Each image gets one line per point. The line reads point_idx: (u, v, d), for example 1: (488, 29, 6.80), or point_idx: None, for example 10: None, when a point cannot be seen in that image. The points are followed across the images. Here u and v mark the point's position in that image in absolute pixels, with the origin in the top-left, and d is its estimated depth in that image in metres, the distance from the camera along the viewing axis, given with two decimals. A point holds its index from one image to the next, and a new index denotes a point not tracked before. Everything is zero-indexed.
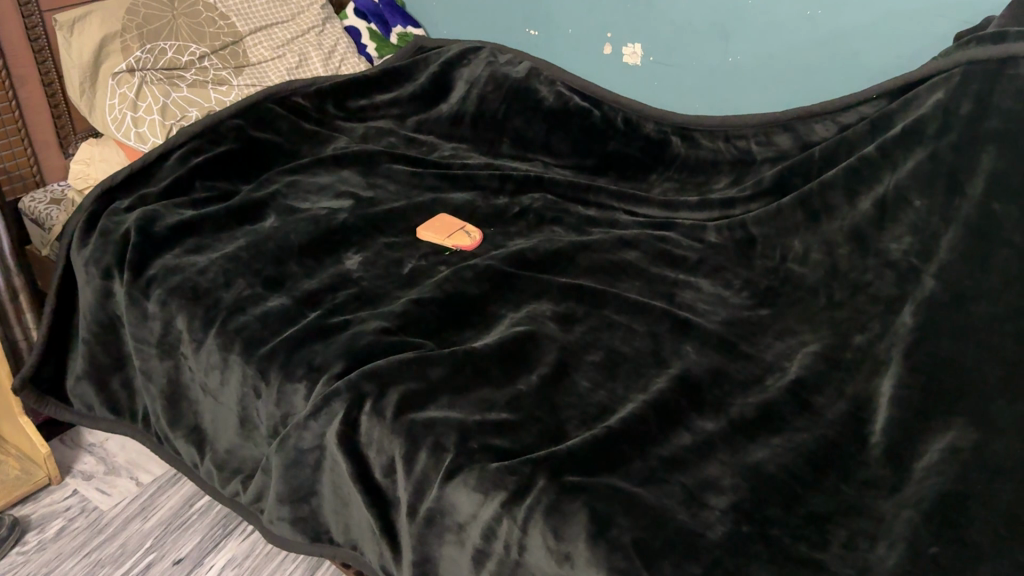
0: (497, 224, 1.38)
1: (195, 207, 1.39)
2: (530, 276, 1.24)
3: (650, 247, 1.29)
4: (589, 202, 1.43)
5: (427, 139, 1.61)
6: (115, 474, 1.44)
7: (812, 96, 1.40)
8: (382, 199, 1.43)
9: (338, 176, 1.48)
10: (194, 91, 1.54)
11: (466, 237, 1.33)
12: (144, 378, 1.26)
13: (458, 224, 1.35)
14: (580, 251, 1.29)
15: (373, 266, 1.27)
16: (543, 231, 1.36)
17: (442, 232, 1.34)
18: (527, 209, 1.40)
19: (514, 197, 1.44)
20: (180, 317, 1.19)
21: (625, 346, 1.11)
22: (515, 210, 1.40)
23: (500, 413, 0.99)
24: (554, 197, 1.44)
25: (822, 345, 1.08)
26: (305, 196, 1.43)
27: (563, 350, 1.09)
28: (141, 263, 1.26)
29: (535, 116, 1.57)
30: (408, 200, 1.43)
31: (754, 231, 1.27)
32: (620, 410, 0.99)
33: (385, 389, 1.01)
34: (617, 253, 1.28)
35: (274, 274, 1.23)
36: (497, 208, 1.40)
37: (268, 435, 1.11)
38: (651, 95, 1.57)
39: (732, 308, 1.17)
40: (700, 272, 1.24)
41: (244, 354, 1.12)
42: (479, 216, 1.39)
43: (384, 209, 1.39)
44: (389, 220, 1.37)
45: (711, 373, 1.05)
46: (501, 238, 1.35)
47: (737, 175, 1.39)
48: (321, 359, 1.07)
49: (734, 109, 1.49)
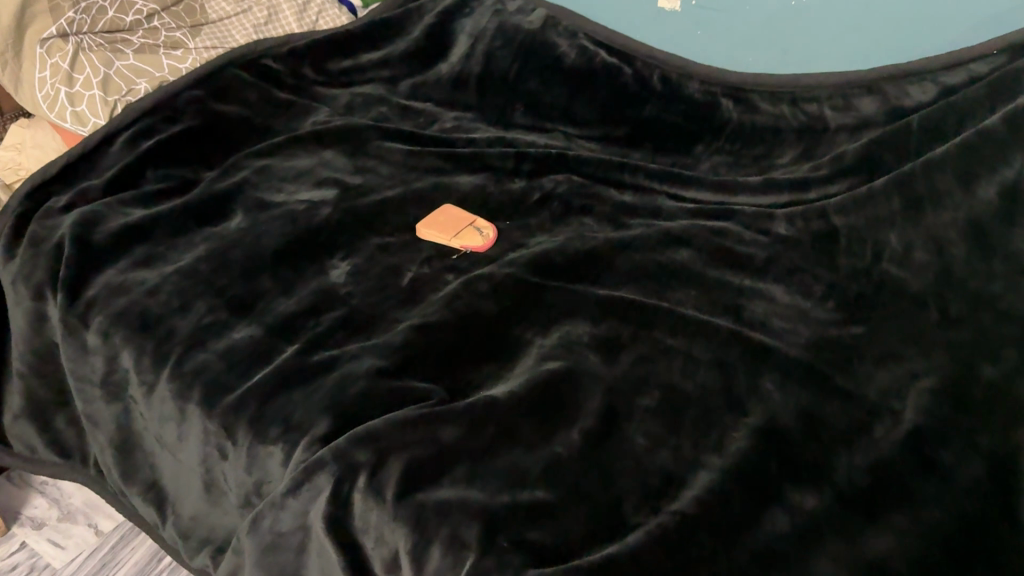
0: (515, 216, 1.13)
1: (147, 203, 1.14)
2: (560, 286, 0.99)
3: (706, 243, 1.05)
4: (624, 183, 1.18)
5: (424, 106, 1.35)
6: (69, 521, 1.22)
7: (892, 53, 1.15)
8: (372, 186, 1.18)
9: (319, 159, 1.22)
10: (142, 58, 1.28)
11: (477, 236, 1.08)
12: (88, 422, 1.02)
13: (466, 219, 1.10)
14: (619, 252, 1.04)
15: (365, 277, 1.02)
16: (570, 224, 1.11)
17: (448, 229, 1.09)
18: (550, 195, 1.15)
19: (535, 179, 1.19)
20: (126, 353, 0.95)
21: (686, 382, 0.87)
22: (535, 198, 1.15)
23: (535, 491, 0.75)
24: (581, 178, 1.18)
25: (940, 378, 0.85)
26: (279, 185, 1.18)
27: (610, 392, 0.85)
28: (79, 282, 1.01)
29: (554, 76, 1.31)
30: (405, 187, 1.17)
31: (836, 221, 1.03)
32: (691, 481, 0.76)
33: (383, 460, 0.77)
34: (665, 253, 1.04)
35: (241, 293, 0.98)
36: (515, 197, 1.16)
37: (240, 506, 0.89)
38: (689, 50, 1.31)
39: (816, 324, 0.94)
40: (769, 276, 1.00)
41: (203, 405, 0.88)
42: (492, 206, 1.15)
43: (376, 200, 1.14)
44: (382, 215, 1.13)
45: (803, 421, 0.82)
46: (520, 233, 1.10)
47: (805, 148, 1.14)
48: (301, 414, 0.84)
49: (796, 65, 1.23)
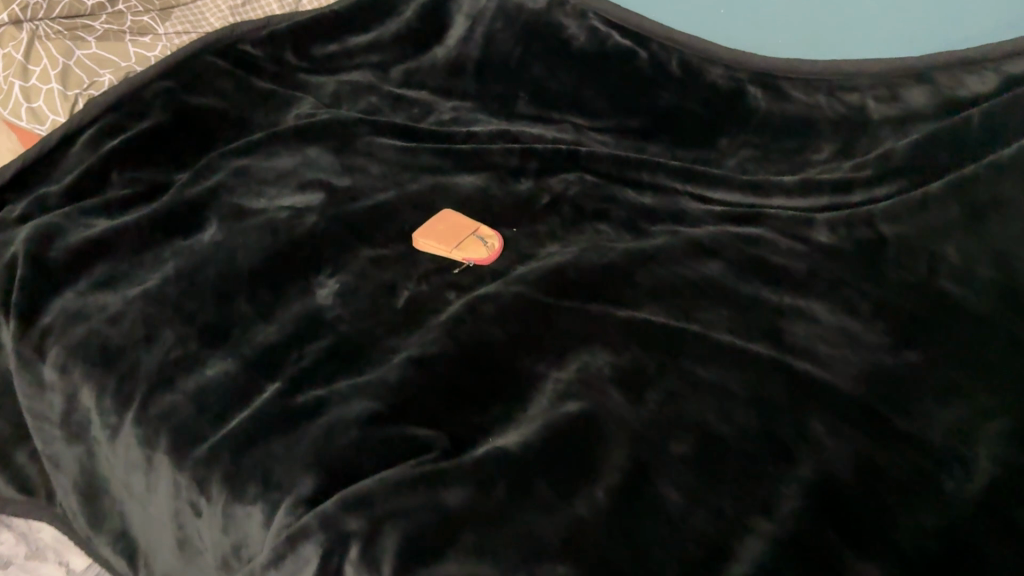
0: (521, 222, 1.02)
1: (111, 211, 1.02)
2: (575, 307, 0.88)
3: (738, 255, 0.94)
4: (641, 182, 1.06)
5: (418, 95, 1.23)
6: (38, 558, 1.11)
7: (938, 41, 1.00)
8: (362, 189, 1.06)
9: (303, 158, 1.10)
10: (106, 46, 1.15)
11: (480, 248, 0.96)
12: (49, 463, 0.91)
13: (469, 227, 0.99)
14: (640, 266, 0.93)
15: (355, 298, 0.91)
16: (583, 231, 1.00)
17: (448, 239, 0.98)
18: (559, 198, 1.04)
19: (543, 179, 1.07)
20: (86, 390, 0.84)
21: (722, 423, 0.76)
22: (544, 202, 1.04)
23: (555, 565, 0.64)
24: (594, 178, 1.07)
25: (1012, 419, 0.75)
26: (259, 188, 1.06)
27: (636, 440, 0.74)
28: (32, 307, 0.90)
29: (559, 61, 1.18)
30: (399, 190, 1.06)
31: (885, 230, 0.93)
32: (736, 551, 0.66)
33: (377, 528, 0.66)
34: (691, 266, 0.93)
35: (215, 320, 0.87)
36: (521, 201, 1.04)
37: (217, 567, 0.78)
38: (702, 29, 1.17)
39: (867, 350, 0.83)
40: (810, 292, 0.90)
41: (173, 454, 0.78)
42: (495, 211, 1.03)
43: (366, 206, 1.03)
44: (373, 223, 1.01)
45: (859, 474, 0.71)
46: (528, 242, 0.99)
47: (842, 143, 1.03)
48: (284, 470, 0.73)
49: (825, 54, 1.08)
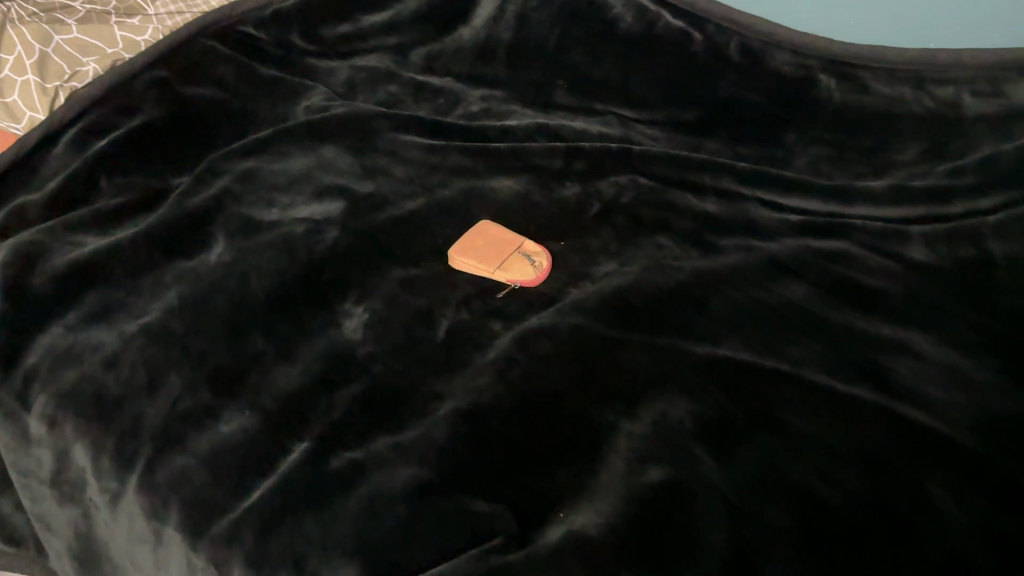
0: (569, 234, 0.90)
1: (101, 224, 0.89)
2: (643, 344, 0.77)
3: (823, 276, 0.83)
4: (701, 187, 0.93)
5: (443, 83, 1.10)
6: None
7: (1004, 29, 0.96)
8: (386, 197, 0.94)
9: (318, 159, 0.98)
10: (88, 30, 1.01)
11: (527, 270, 0.84)
12: (39, 525, 0.79)
13: (512, 244, 0.87)
14: (712, 290, 0.81)
15: (387, 331, 0.79)
16: (642, 245, 0.87)
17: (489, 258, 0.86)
18: (611, 206, 0.92)
19: (591, 184, 0.95)
20: (80, 449, 0.72)
21: (829, 490, 0.65)
22: (593, 212, 0.92)
23: None
24: (648, 181, 0.94)
25: None
26: (269, 196, 0.93)
27: (732, 516, 0.63)
28: (14, 346, 0.78)
29: (603, 46, 1.06)
30: (428, 198, 0.93)
31: (994, 249, 0.82)
32: None
33: None
34: (772, 290, 0.81)
35: (229, 364, 0.75)
36: (568, 210, 0.92)
37: None
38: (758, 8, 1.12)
39: (985, 393, 0.72)
40: (912, 321, 0.78)
41: (184, 532, 0.66)
42: (540, 222, 0.91)
43: (392, 217, 0.91)
44: (402, 239, 0.89)
45: (997, 554, 0.61)
46: (579, 259, 0.87)
47: (930, 142, 0.91)
48: (320, 557, 0.61)
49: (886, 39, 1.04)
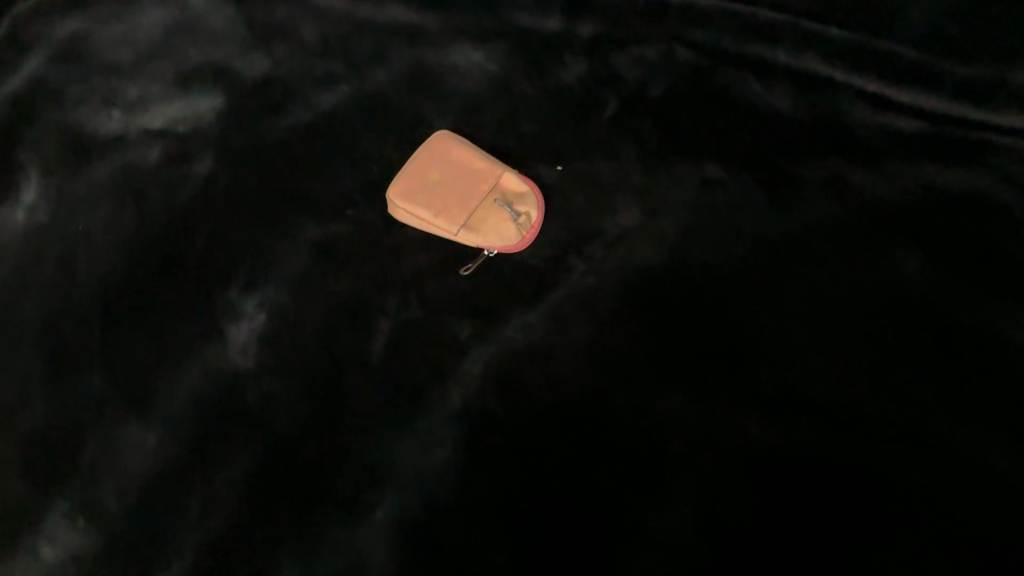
0: (570, 154, 0.59)
1: None
2: (685, 375, 0.51)
3: (950, 240, 0.56)
4: (771, 71, 0.62)
5: None
6: None
7: None
8: (291, 84, 0.61)
9: (180, 14, 0.63)
10: None
11: (507, 227, 0.55)
12: None
13: (485, 179, 0.57)
14: (785, 271, 0.55)
15: (295, 347, 0.52)
16: (678, 179, 0.58)
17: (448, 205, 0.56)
18: (631, 105, 0.61)
19: (603, 60, 0.62)
20: None
21: None
22: (607, 116, 0.61)
23: None
24: (688, 55, 0.62)
25: None
26: (108, 86, 0.60)
27: None
28: None
29: None
30: (355, 87, 0.61)
31: None
32: None
33: None
34: (873, 269, 0.55)
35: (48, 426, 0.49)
36: (569, 111, 0.61)
37: None
38: None
39: None
40: None
41: None
42: (526, 133, 0.60)
43: (299, 128, 0.59)
44: (315, 167, 0.58)
45: None
46: (582, 200, 0.58)
47: None
48: None
49: None
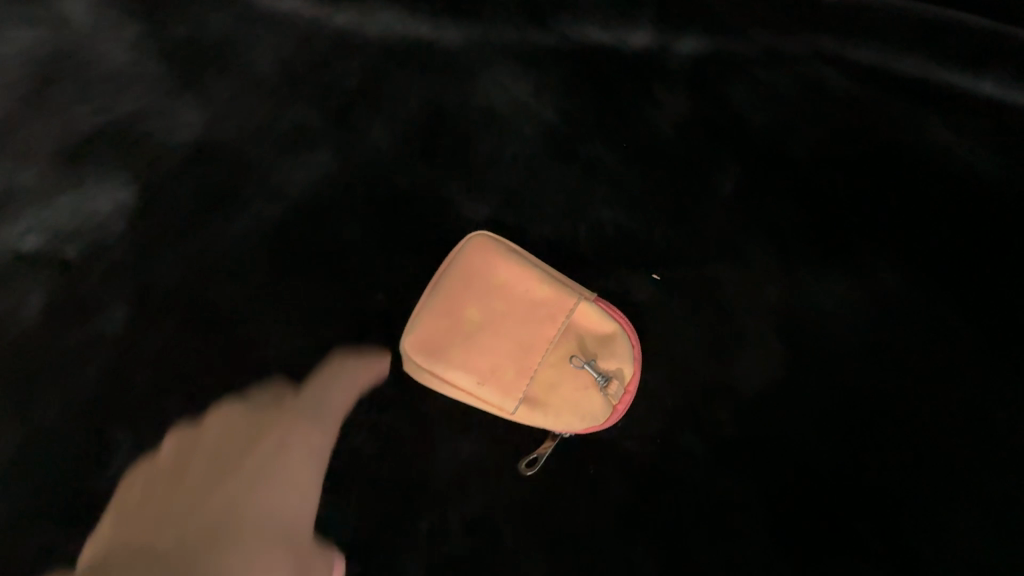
0: (671, 257, 0.40)
1: None
2: None
3: None
4: (967, 111, 0.41)
5: None
6: None
7: None
8: (242, 157, 0.40)
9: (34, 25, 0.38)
10: None
11: (590, 397, 0.37)
12: None
13: (552, 317, 0.37)
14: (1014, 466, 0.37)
15: None
16: (833, 306, 0.40)
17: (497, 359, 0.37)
18: (758, 172, 0.41)
19: (713, 97, 0.42)
20: None
21: None
22: (725, 194, 0.41)
23: None
24: (840, 83, 0.42)
25: None
26: None
27: None
28: None
29: None
30: (341, 155, 0.40)
31: None
32: None
33: None
34: None
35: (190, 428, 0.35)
36: (667, 185, 0.41)
37: None
38: None
39: None
40: None
41: None
42: (606, 224, 0.41)
43: (261, 237, 0.39)
44: (289, 304, 0.38)
45: None
46: (694, 337, 0.39)
47: None
48: None
49: None
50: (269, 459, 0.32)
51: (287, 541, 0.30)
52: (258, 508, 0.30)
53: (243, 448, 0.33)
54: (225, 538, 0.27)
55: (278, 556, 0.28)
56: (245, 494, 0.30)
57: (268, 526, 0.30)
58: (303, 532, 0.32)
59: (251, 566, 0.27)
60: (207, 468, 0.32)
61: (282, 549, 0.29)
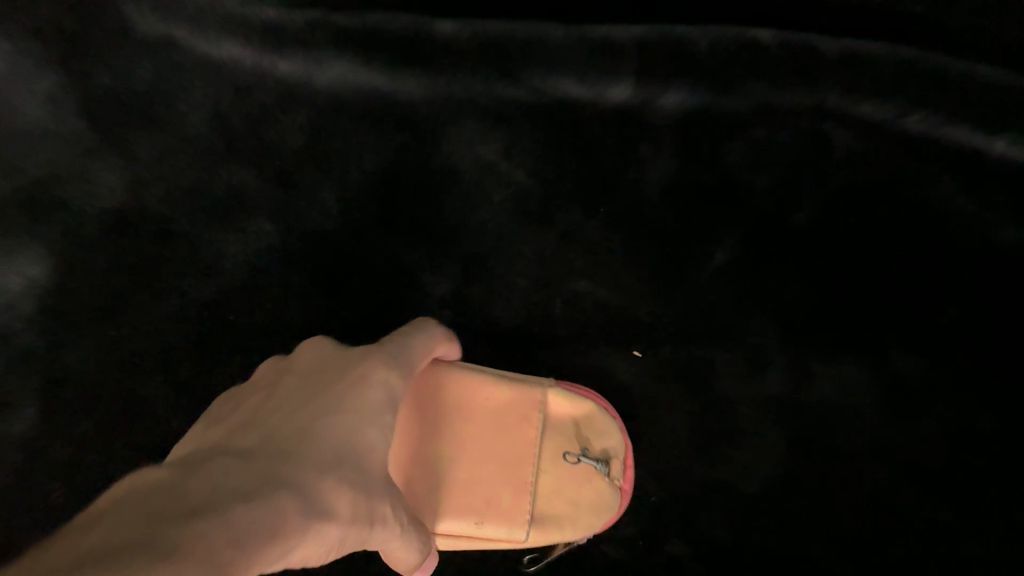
0: (655, 333, 0.36)
1: None
2: None
3: None
4: (980, 173, 0.37)
5: None
6: None
7: None
8: (174, 225, 0.36)
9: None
10: None
11: (595, 494, 0.32)
12: None
13: (527, 416, 0.32)
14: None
15: None
16: (837, 387, 0.36)
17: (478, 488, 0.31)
18: (753, 238, 0.37)
19: (702, 158, 0.38)
20: None
21: None
22: (716, 263, 0.37)
23: None
24: (843, 139, 0.38)
25: None
26: None
27: None
28: None
29: None
30: (285, 224, 0.36)
31: None
32: None
33: None
34: None
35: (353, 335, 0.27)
36: (650, 257, 0.37)
37: None
38: None
39: None
40: None
41: None
42: (584, 296, 0.36)
43: (195, 313, 0.35)
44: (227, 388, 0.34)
45: None
46: (682, 422, 0.35)
47: None
48: None
49: None
50: (348, 380, 0.23)
51: (362, 485, 0.21)
52: (329, 435, 0.21)
53: (339, 366, 0.24)
54: (295, 476, 0.19)
55: (338, 510, 0.20)
56: (318, 414, 0.21)
57: (337, 463, 0.21)
58: (380, 483, 0.23)
59: (303, 536, 0.18)
60: (284, 384, 0.23)
61: (350, 498, 0.20)
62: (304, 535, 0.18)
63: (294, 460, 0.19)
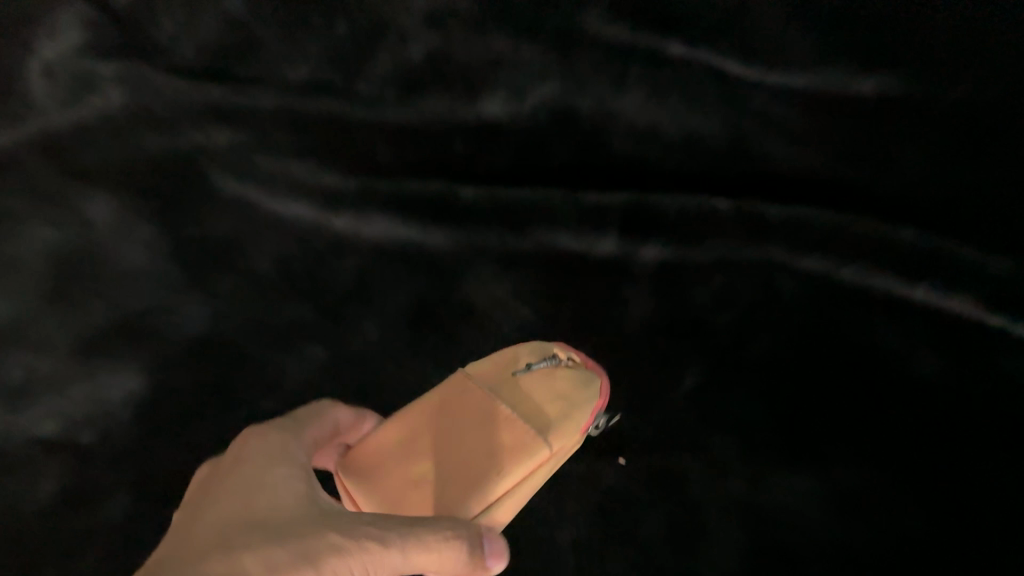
0: (636, 446, 0.43)
1: None
2: None
3: None
4: (905, 316, 0.46)
5: None
6: None
7: None
8: (243, 349, 0.44)
9: (59, 232, 0.46)
10: None
11: (558, 374, 0.39)
12: None
13: (456, 379, 0.38)
14: None
15: None
16: (792, 494, 0.42)
17: (474, 461, 0.35)
18: (717, 368, 0.45)
19: (677, 301, 0.46)
20: None
21: None
22: (687, 387, 0.45)
23: None
24: (792, 287, 0.47)
25: None
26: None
27: None
28: None
29: None
30: (333, 350, 0.44)
31: None
32: None
33: None
34: None
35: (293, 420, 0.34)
36: (632, 382, 0.45)
37: None
38: None
39: None
40: None
41: None
42: None
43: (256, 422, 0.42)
44: None
45: None
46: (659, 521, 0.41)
47: None
48: None
49: None
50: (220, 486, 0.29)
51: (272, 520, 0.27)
52: (222, 518, 0.27)
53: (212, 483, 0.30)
54: (208, 537, 0.25)
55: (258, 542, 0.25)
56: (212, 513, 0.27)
57: (241, 524, 0.26)
58: (305, 510, 0.28)
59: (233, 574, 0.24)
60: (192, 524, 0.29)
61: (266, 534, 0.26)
62: (245, 552, 0.25)
63: (208, 530, 0.26)
